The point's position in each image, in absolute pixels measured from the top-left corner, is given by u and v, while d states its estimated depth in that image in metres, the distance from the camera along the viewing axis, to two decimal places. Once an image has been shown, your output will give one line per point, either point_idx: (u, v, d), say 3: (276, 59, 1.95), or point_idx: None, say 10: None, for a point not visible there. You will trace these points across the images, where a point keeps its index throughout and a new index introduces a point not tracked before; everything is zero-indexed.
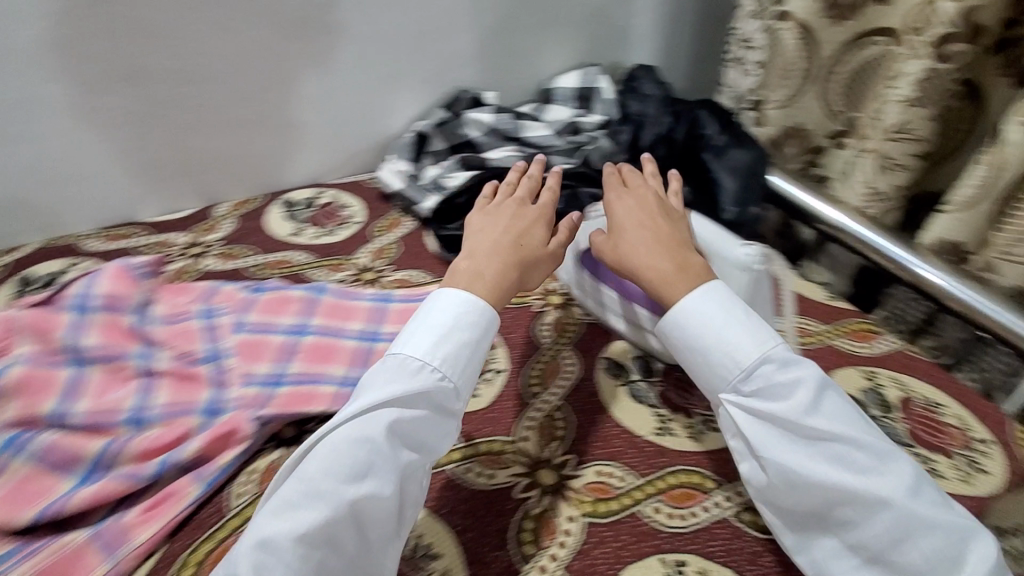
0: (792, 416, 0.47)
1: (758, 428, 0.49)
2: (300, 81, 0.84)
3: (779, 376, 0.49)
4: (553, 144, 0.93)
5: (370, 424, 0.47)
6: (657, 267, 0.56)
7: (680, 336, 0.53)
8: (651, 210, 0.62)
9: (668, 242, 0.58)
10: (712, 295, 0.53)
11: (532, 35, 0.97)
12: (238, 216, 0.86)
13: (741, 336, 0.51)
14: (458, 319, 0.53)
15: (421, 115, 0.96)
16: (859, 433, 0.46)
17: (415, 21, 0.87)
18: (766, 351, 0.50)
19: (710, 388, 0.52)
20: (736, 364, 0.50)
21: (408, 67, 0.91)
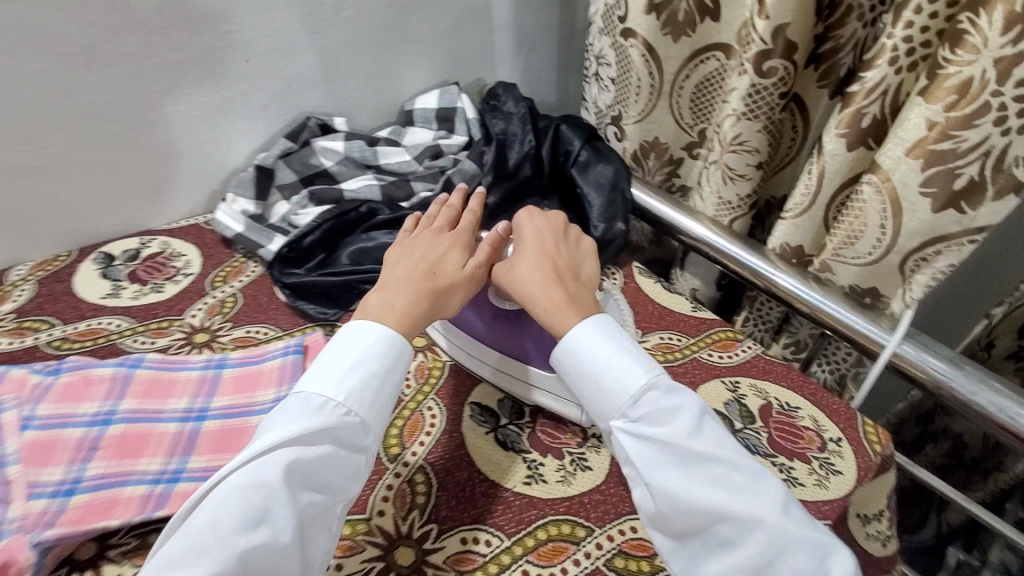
0: (673, 441, 0.47)
1: (645, 454, 0.48)
2: (102, 119, 0.72)
3: (663, 401, 0.49)
4: (414, 170, 0.88)
5: (262, 469, 0.44)
6: (554, 299, 0.55)
7: (573, 362, 0.52)
8: (545, 233, 0.61)
9: (558, 271, 0.57)
10: (602, 323, 0.53)
11: (383, 54, 0.90)
12: (38, 279, 0.74)
13: (627, 362, 0.51)
14: (373, 357, 0.50)
15: (263, 147, 0.86)
16: (732, 455, 0.47)
17: (242, 44, 0.77)
18: (649, 376, 0.50)
19: (603, 416, 0.51)
20: (624, 390, 0.50)
21: (240, 93, 0.80)
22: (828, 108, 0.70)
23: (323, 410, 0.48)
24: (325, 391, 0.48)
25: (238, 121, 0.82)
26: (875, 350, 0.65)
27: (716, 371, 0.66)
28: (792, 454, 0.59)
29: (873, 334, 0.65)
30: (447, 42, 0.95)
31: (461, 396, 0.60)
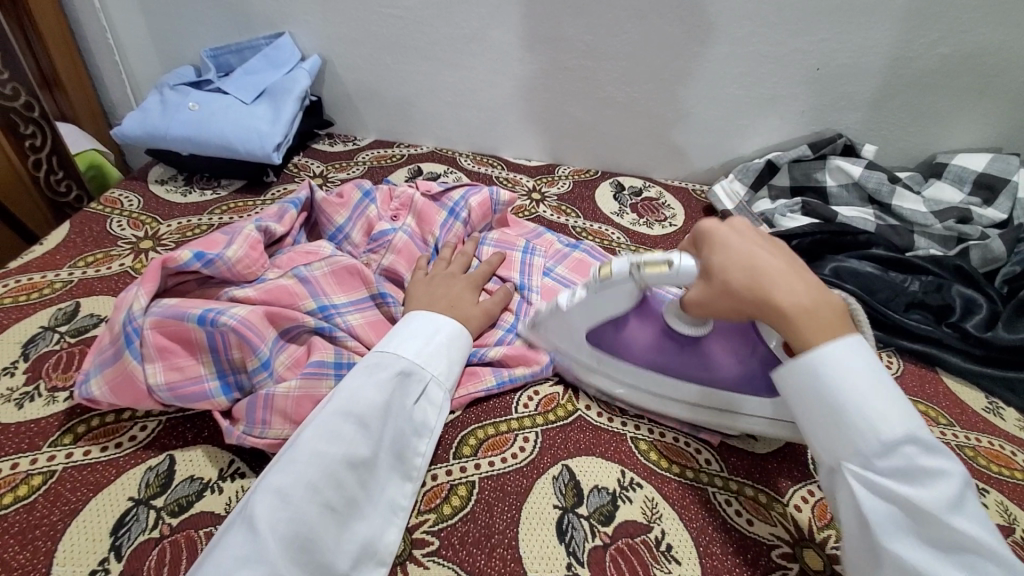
0: (930, 507, 0.36)
1: (886, 510, 0.38)
2: (682, 84, 0.87)
3: (922, 462, 0.38)
4: (927, 224, 0.79)
5: (355, 398, 0.44)
6: (822, 306, 0.43)
7: (813, 392, 0.41)
8: (750, 234, 0.47)
9: (801, 278, 0.44)
10: (853, 349, 0.41)
11: (949, 99, 0.83)
12: (574, 180, 0.95)
13: (887, 403, 0.39)
14: (439, 322, 0.52)
15: (781, 146, 0.91)
16: (993, 541, 0.36)
17: (821, 53, 0.81)
18: (913, 428, 0.39)
19: (831, 450, 0.40)
20: (875, 434, 0.38)
21: (790, 95, 0.86)
22: None
23: (433, 332, 0.51)
24: (417, 332, 0.51)
25: (774, 117, 0.88)
26: None
27: None
28: None
29: None
30: None
31: None
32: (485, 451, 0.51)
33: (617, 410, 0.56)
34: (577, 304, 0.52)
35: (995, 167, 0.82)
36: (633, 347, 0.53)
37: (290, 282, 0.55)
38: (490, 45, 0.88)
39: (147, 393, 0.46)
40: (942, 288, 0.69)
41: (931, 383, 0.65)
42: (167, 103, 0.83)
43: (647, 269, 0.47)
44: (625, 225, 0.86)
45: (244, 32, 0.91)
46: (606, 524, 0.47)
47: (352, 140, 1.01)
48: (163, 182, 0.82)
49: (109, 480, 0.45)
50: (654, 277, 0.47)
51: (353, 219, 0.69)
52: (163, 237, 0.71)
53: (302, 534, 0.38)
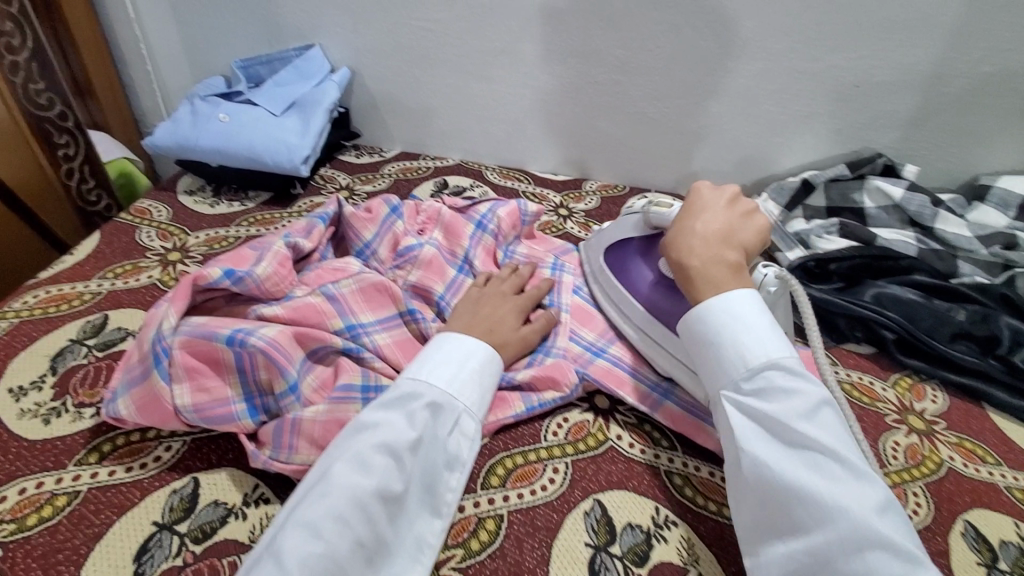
0: (780, 416, 0.41)
1: (751, 427, 0.43)
2: (716, 99, 0.85)
3: (781, 380, 0.43)
4: (972, 249, 0.77)
5: (387, 429, 0.43)
6: (715, 266, 0.49)
7: (701, 332, 0.47)
8: (717, 204, 0.53)
9: (726, 241, 0.51)
10: (739, 298, 0.47)
11: (996, 119, 0.80)
12: (602, 196, 0.93)
13: (763, 336, 0.45)
14: (470, 346, 0.51)
15: (817, 164, 0.89)
16: (843, 448, 0.40)
17: (861, 70, 0.78)
18: (776, 354, 0.44)
19: (713, 383, 0.46)
20: (742, 362, 0.45)
21: (828, 112, 0.83)
22: None
23: (465, 360, 0.50)
24: (448, 358, 0.49)
25: (811, 135, 0.86)
26: None
27: None
28: None
29: None
30: None
31: (956, 504, 0.53)
32: (513, 482, 0.49)
33: (650, 441, 0.54)
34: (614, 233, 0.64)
35: None
36: (635, 279, 0.61)
37: (318, 301, 0.54)
38: (518, 58, 0.87)
39: (173, 414, 0.46)
40: (991, 319, 0.66)
41: (979, 420, 0.62)
42: (198, 114, 0.83)
43: (654, 208, 0.58)
44: None
45: (274, 43, 0.91)
46: (640, 565, 0.45)
47: (378, 151, 1.00)
48: (191, 192, 0.82)
49: (133, 502, 0.44)
50: (657, 215, 0.58)
51: (380, 234, 0.68)
52: (191, 249, 0.71)
53: (329, 570, 0.37)
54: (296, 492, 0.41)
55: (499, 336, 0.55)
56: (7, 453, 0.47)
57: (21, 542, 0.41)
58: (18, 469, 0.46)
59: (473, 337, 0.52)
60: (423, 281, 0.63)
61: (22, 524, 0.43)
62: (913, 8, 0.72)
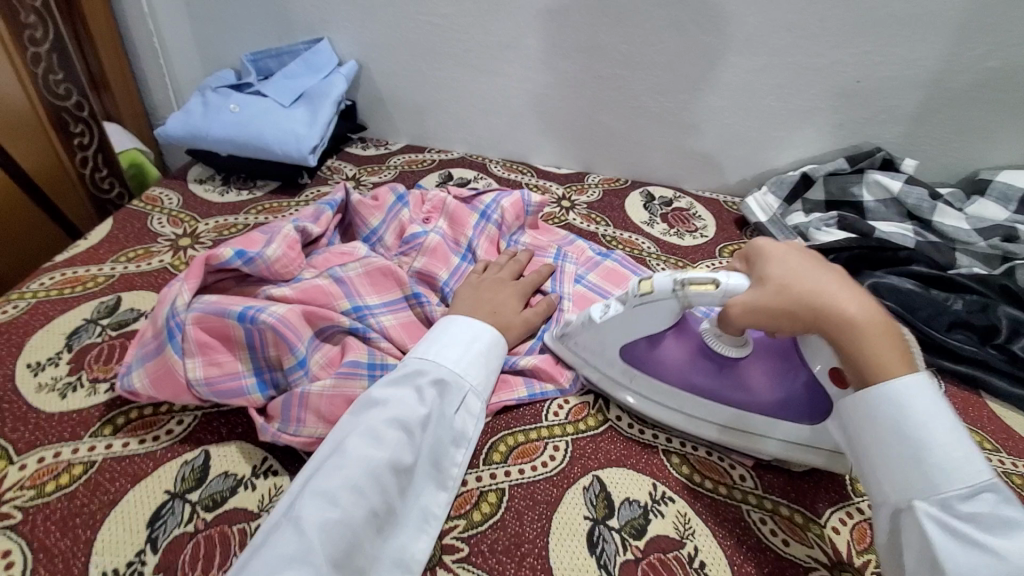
0: (1013, 559, 0.34)
1: (956, 551, 0.35)
2: (716, 94, 0.86)
3: (1006, 514, 0.36)
4: (970, 241, 0.77)
5: (402, 406, 0.45)
6: (878, 327, 0.41)
7: (882, 424, 0.39)
8: (802, 255, 0.46)
9: (859, 290, 0.44)
10: (921, 387, 0.39)
11: (994, 114, 0.81)
12: (604, 189, 0.95)
13: (969, 450, 0.37)
14: (476, 328, 0.52)
15: (817, 158, 0.90)
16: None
17: (860, 65, 0.80)
18: (989, 476, 0.37)
19: (897, 486, 0.38)
20: (953, 478, 0.36)
21: (828, 107, 0.84)
22: None
23: (470, 340, 0.51)
24: (455, 338, 0.51)
25: (810, 130, 0.87)
26: None
27: None
28: None
29: None
30: None
31: None
32: (515, 459, 0.51)
33: (648, 421, 0.56)
34: (624, 330, 0.52)
35: None
36: (666, 367, 0.52)
37: (327, 283, 0.56)
38: (525, 52, 0.88)
39: (186, 388, 0.47)
40: (987, 308, 0.67)
41: (974, 407, 0.63)
42: (209, 105, 0.85)
43: (692, 290, 0.47)
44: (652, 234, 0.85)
45: (283, 37, 0.93)
46: (638, 537, 0.46)
47: (384, 144, 1.02)
48: (201, 181, 0.84)
49: (147, 472, 0.46)
50: (699, 296, 0.47)
51: (386, 222, 0.69)
52: (201, 236, 0.72)
53: (344, 536, 0.38)
54: (309, 464, 0.42)
55: (502, 318, 0.56)
56: (26, 423, 0.48)
57: (40, 507, 0.43)
58: (37, 439, 0.47)
59: (477, 319, 0.53)
60: (427, 269, 0.65)
61: (40, 490, 0.44)
62: (912, 4, 0.74)
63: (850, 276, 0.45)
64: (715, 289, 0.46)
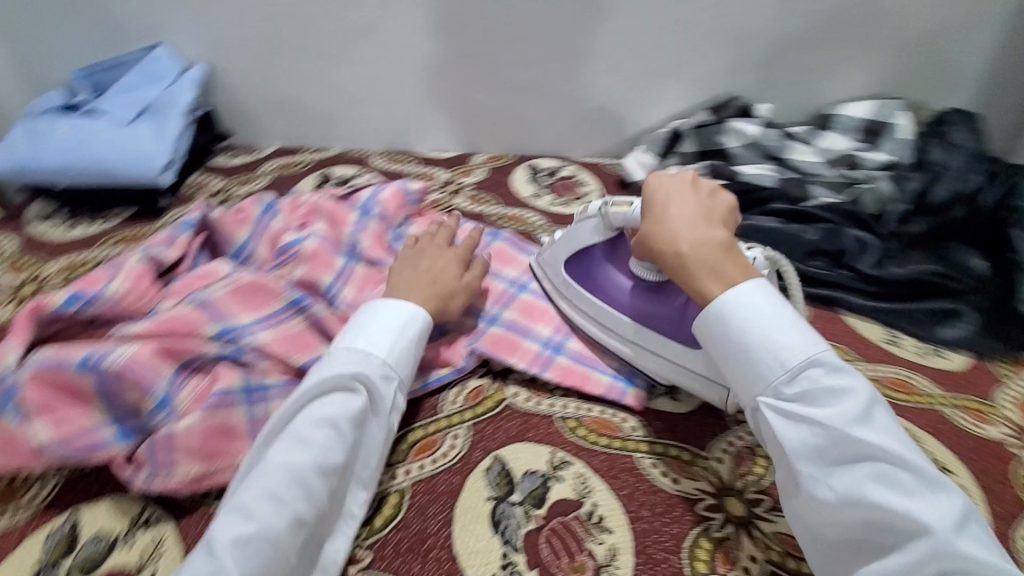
0: (833, 422, 0.40)
1: (806, 438, 0.42)
2: (584, 59, 0.87)
3: (824, 381, 0.42)
4: (821, 174, 0.84)
5: (325, 408, 0.44)
6: (701, 247, 0.49)
7: (719, 332, 0.47)
8: (683, 188, 0.53)
9: (707, 217, 0.51)
10: (760, 297, 0.46)
11: (830, 51, 0.87)
12: (489, 167, 0.94)
13: (799, 335, 0.44)
14: (405, 314, 0.52)
15: (685, 113, 0.94)
16: (909, 454, 0.40)
17: (708, 20, 0.84)
18: (814, 352, 0.44)
19: (747, 388, 0.46)
20: (776, 361, 0.44)
21: (686, 61, 0.88)
22: None
23: (403, 327, 0.51)
24: (387, 328, 0.50)
25: (675, 87, 0.91)
26: None
27: None
28: None
29: None
30: (905, 52, 0.88)
31: None
32: (414, 455, 0.51)
33: (544, 393, 0.57)
34: (571, 245, 0.62)
35: (868, 108, 0.89)
36: (608, 287, 0.60)
37: (190, 308, 0.52)
38: (386, 37, 0.85)
39: (34, 453, 0.44)
40: (837, 233, 0.73)
41: (837, 324, 0.69)
42: (35, 130, 0.77)
43: (613, 210, 0.57)
44: (538, 205, 0.87)
45: (117, 48, 0.85)
46: (539, 506, 0.47)
47: (254, 150, 0.96)
48: (42, 217, 0.76)
49: (10, 548, 0.43)
50: (617, 215, 0.57)
51: (257, 235, 0.66)
52: (47, 278, 0.66)
53: (265, 549, 0.38)
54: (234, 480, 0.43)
55: (442, 286, 0.57)
56: None
57: None
58: None
59: (413, 301, 0.54)
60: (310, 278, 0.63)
61: None
62: None
63: (726, 204, 0.53)
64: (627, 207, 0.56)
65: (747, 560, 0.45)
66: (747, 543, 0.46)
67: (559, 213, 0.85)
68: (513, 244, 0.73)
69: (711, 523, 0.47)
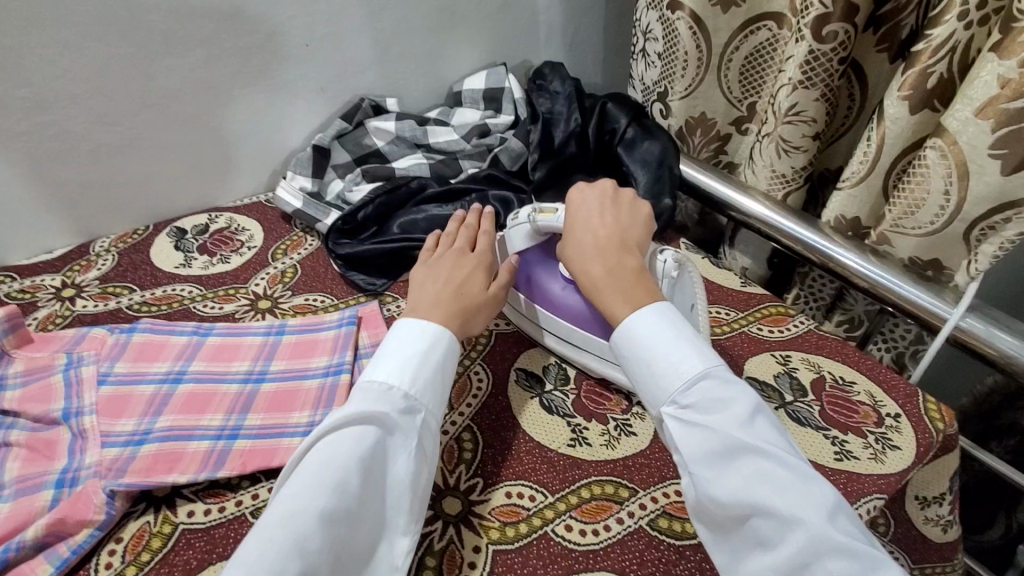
0: (723, 428, 0.43)
1: (691, 445, 0.45)
2: (179, 101, 0.77)
3: (717, 391, 0.45)
4: (463, 149, 0.90)
5: (291, 518, 0.39)
6: (615, 273, 0.54)
7: (629, 349, 0.50)
8: (596, 209, 0.58)
9: (621, 242, 0.56)
10: (658, 316, 0.50)
11: (431, 35, 0.92)
12: (120, 249, 0.79)
13: (686, 348, 0.48)
14: (429, 337, 0.52)
15: (323, 126, 0.90)
16: (788, 454, 0.42)
17: (299, 29, 0.80)
18: (705, 366, 0.46)
19: (653, 404, 0.48)
20: (676, 377, 0.47)
21: (296, 76, 0.84)
22: (887, 72, 0.69)
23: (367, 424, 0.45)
24: (399, 360, 0.49)
25: (300, 104, 0.86)
26: (937, 325, 0.63)
27: (768, 348, 0.65)
28: (847, 428, 0.58)
29: (936, 308, 0.63)
30: (495, 22, 0.97)
31: (508, 357, 0.62)
32: None
33: (227, 493, 0.51)
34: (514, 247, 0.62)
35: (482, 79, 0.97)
36: (539, 289, 0.61)
37: None
38: None
39: None
40: (484, 201, 0.80)
41: None
42: None
43: (541, 218, 0.59)
44: (190, 273, 0.75)
45: None
46: None
47: None
48: None
49: None
50: (545, 222, 0.59)
51: None
52: None
53: None
54: None
55: (468, 295, 0.57)
56: None
57: None
58: None
59: (435, 322, 0.53)
60: None
61: None
62: None
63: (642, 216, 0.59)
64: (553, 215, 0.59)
65: (468, 556, 0.46)
66: (466, 537, 0.47)
67: (218, 273, 0.75)
68: (159, 332, 0.62)
69: (429, 537, 0.47)
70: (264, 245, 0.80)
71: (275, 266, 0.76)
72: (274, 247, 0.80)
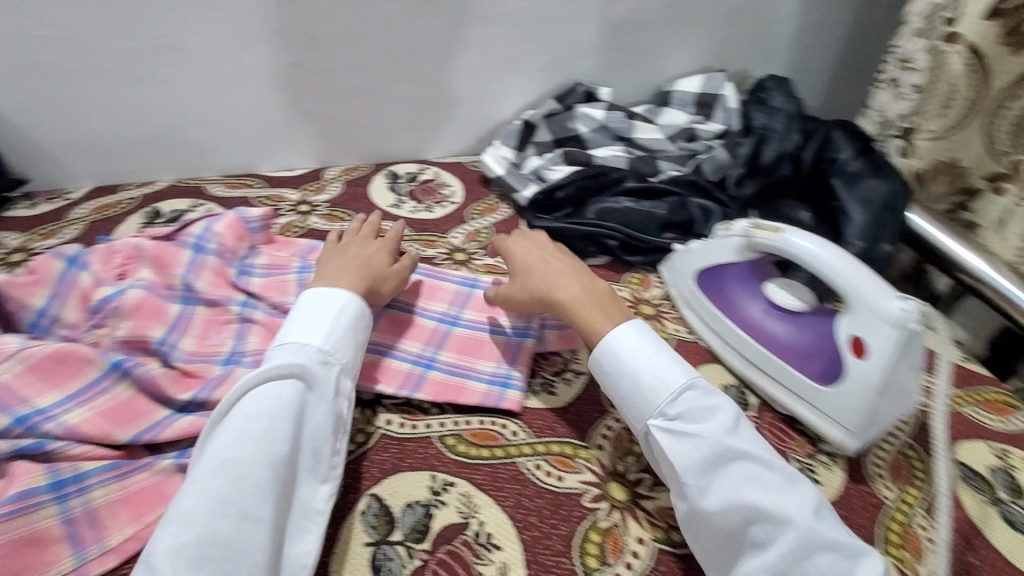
0: (712, 436, 0.45)
1: (683, 454, 0.46)
2: (423, 58, 0.84)
3: (699, 401, 0.48)
4: (666, 149, 0.89)
5: (264, 430, 0.44)
6: (568, 289, 0.56)
7: (603, 365, 0.51)
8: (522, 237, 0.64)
9: (541, 264, 0.60)
10: (630, 337, 0.51)
11: (659, 31, 0.91)
12: (345, 180, 0.89)
13: (666, 363, 0.50)
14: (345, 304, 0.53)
15: (535, 103, 0.94)
16: (766, 455, 0.45)
17: (541, 8, 0.84)
18: (686, 378, 0.49)
19: (638, 416, 0.49)
20: (660, 389, 0.49)
21: (526, 52, 0.88)
22: None
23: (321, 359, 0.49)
24: (327, 314, 0.52)
25: (521, 79, 0.91)
26: None
27: (985, 435, 0.57)
28: None
29: None
30: (726, 27, 0.94)
31: (687, 367, 0.62)
32: None
33: (418, 414, 0.55)
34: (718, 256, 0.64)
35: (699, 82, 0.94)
36: (734, 303, 0.63)
37: None
38: (197, 53, 0.77)
39: None
40: (684, 204, 0.78)
41: None
42: None
43: (760, 233, 0.58)
44: (399, 214, 0.83)
45: None
46: (421, 540, 0.45)
47: (63, 194, 0.84)
48: None
49: None
50: (763, 238, 0.58)
51: (60, 295, 0.57)
52: None
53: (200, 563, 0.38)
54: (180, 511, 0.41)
55: (372, 269, 0.59)
56: None
57: None
58: None
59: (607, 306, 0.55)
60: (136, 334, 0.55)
61: None
62: None
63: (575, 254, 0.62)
64: (778, 234, 0.57)
65: (632, 543, 0.47)
66: (632, 526, 0.48)
67: (422, 220, 0.82)
68: None
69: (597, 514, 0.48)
70: (464, 204, 0.86)
71: (470, 224, 0.82)
72: (472, 207, 0.86)
